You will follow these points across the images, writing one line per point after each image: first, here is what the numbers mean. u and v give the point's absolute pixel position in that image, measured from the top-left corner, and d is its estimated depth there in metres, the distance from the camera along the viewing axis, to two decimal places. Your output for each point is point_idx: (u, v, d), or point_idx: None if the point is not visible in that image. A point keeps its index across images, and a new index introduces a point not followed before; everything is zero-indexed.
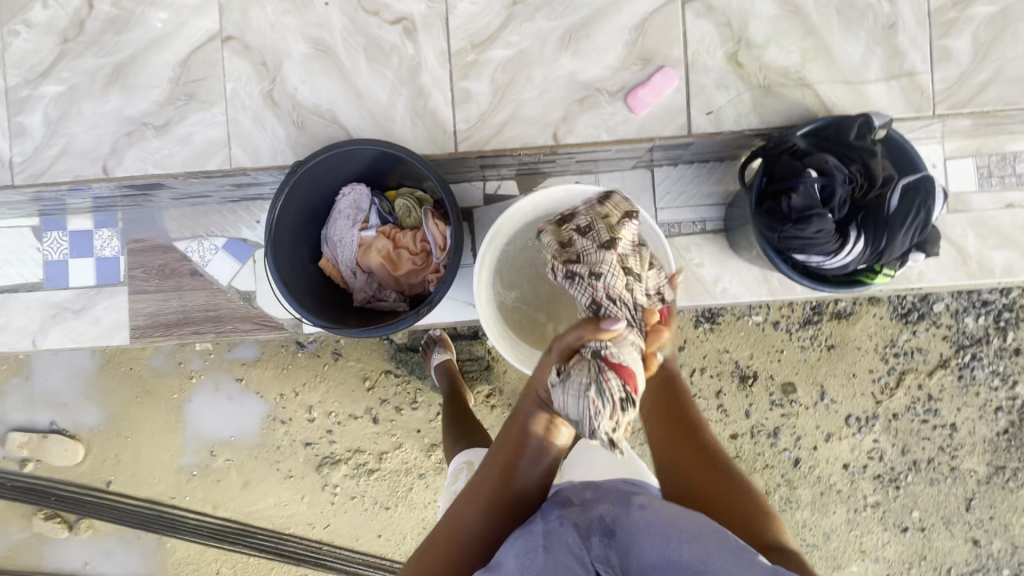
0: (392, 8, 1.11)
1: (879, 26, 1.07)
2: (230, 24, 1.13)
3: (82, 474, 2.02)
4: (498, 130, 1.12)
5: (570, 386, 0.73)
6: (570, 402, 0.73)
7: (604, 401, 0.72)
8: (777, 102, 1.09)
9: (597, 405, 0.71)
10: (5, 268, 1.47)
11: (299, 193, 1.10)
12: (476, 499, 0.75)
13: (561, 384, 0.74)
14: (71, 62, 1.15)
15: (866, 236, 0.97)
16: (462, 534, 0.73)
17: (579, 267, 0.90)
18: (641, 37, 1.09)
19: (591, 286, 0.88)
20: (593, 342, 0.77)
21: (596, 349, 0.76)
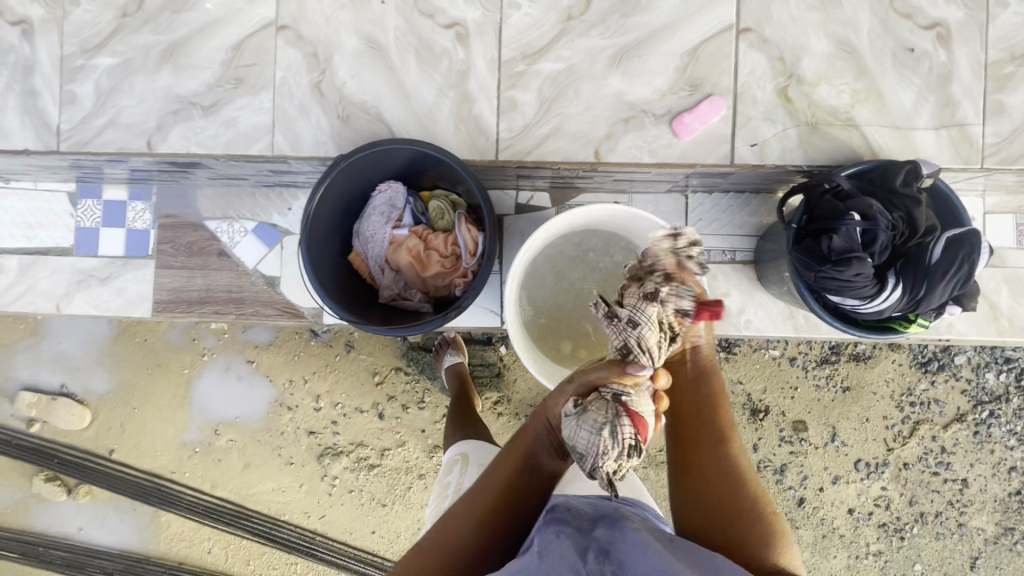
0: (447, 13, 1.12)
1: (933, 74, 1.06)
2: (286, 13, 1.15)
3: (86, 440, 2.04)
4: (540, 142, 1.12)
5: (586, 422, 0.74)
6: (579, 436, 0.74)
7: (614, 443, 0.72)
8: (824, 140, 1.08)
9: (606, 446, 0.72)
10: (38, 231, 1.48)
11: (338, 186, 1.11)
12: (476, 507, 0.74)
13: (577, 417, 0.75)
14: (128, 36, 1.17)
15: (904, 283, 0.96)
16: (452, 545, 0.71)
17: (620, 310, 0.90)
18: (692, 64, 1.09)
19: (624, 330, 0.88)
20: (616, 385, 0.77)
21: (617, 393, 0.76)
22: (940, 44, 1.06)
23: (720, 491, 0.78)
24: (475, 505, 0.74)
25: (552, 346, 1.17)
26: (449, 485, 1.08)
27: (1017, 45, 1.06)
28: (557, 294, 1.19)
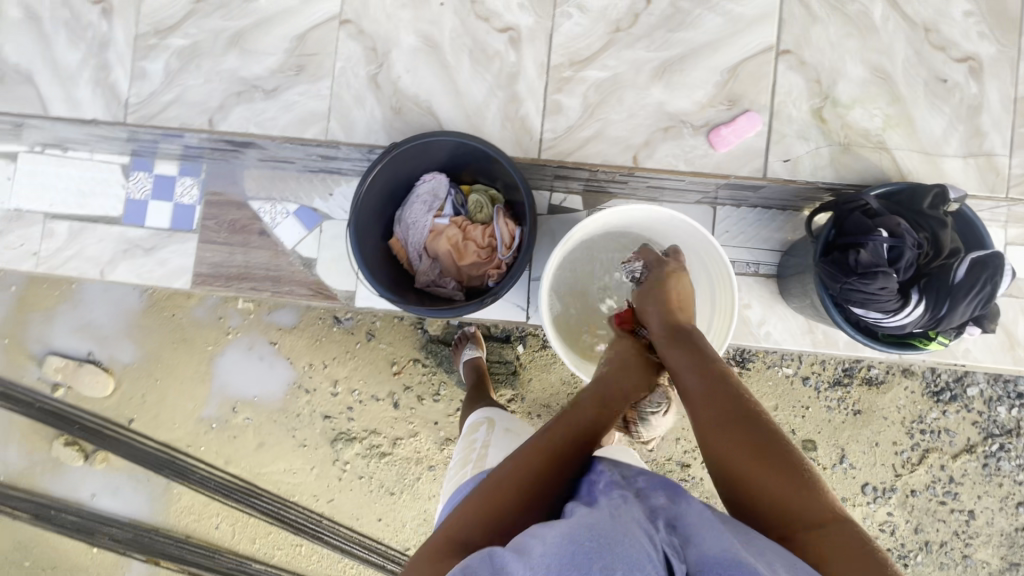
0: (502, 18, 1.19)
1: (964, 105, 1.11)
2: (350, 8, 1.21)
3: (108, 408, 2.05)
4: (581, 145, 1.17)
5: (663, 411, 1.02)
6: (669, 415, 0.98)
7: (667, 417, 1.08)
8: (854, 161, 1.12)
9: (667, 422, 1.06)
10: (89, 199, 1.55)
11: (387, 173, 1.16)
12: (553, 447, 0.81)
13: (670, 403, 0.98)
14: (199, 20, 1.24)
15: (926, 301, 1.00)
16: (528, 481, 0.77)
17: None
18: (732, 80, 1.14)
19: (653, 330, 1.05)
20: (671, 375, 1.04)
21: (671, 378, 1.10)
22: (971, 77, 1.11)
23: (738, 467, 0.70)
24: (554, 447, 0.81)
25: (575, 337, 1.23)
26: (475, 442, 1.11)
27: None
28: (584, 290, 1.24)
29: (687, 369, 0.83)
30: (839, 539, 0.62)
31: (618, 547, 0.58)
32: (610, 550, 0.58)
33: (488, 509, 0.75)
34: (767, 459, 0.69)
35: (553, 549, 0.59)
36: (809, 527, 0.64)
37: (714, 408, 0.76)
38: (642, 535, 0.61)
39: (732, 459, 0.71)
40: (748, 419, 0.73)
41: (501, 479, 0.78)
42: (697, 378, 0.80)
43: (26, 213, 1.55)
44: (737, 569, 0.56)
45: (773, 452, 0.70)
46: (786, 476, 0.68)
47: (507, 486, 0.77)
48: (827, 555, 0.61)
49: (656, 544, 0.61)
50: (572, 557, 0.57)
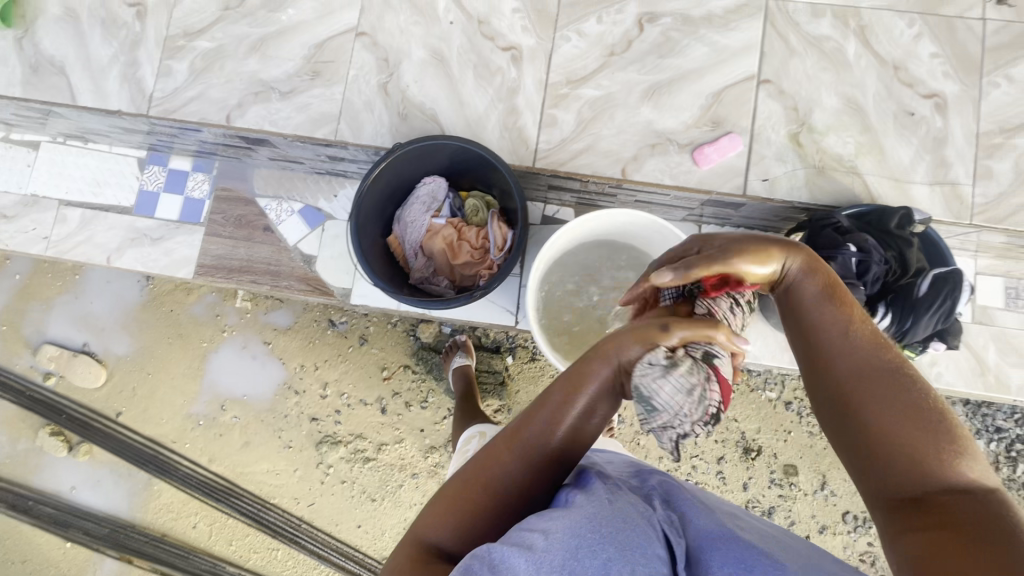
0: (505, 38, 1.29)
1: (929, 137, 1.19)
2: (366, 22, 1.31)
3: (98, 399, 2.03)
4: (573, 156, 1.25)
5: (678, 380, 0.67)
6: (665, 396, 0.67)
7: (699, 406, 0.68)
8: (828, 183, 1.20)
9: (690, 408, 0.68)
10: (103, 189, 1.61)
11: (392, 172, 1.24)
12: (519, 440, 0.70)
13: (665, 371, 0.67)
14: (226, 26, 1.34)
15: (893, 313, 1.06)
16: (496, 482, 0.69)
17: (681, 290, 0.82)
18: (716, 104, 1.23)
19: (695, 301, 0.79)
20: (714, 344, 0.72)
21: (708, 353, 0.70)
22: (937, 111, 1.20)
23: (868, 416, 0.59)
24: (518, 442, 0.70)
25: (559, 338, 1.27)
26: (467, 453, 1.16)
27: (1006, 121, 1.19)
28: (570, 293, 1.29)
29: (817, 303, 0.68)
30: (979, 512, 0.52)
31: (621, 533, 0.58)
32: (614, 537, 0.57)
33: (465, 519, 0.68)
34: (907, 415, 0.57)
35: (556, 540, 0.57)
36: (938, 491, 0.54)
37: (848, 352, 0.63)
38: (640, 514, 0.62)
39: (865, 408, 0.59)
40: (894, 370, 0.60)
41: (469, 476, 0.70)
42: (828, 316, 0.66)
43: (42, 199, 1.62)
44: (739, 549, 0.58)
45: (915, 410, 0.58)
46: (926, 435, 0.56)
47: (476, 487, 0.69)
48: (964, 527, 0.50)
49: (655, 525, 0.61)
50: (578, 549, 0.56)
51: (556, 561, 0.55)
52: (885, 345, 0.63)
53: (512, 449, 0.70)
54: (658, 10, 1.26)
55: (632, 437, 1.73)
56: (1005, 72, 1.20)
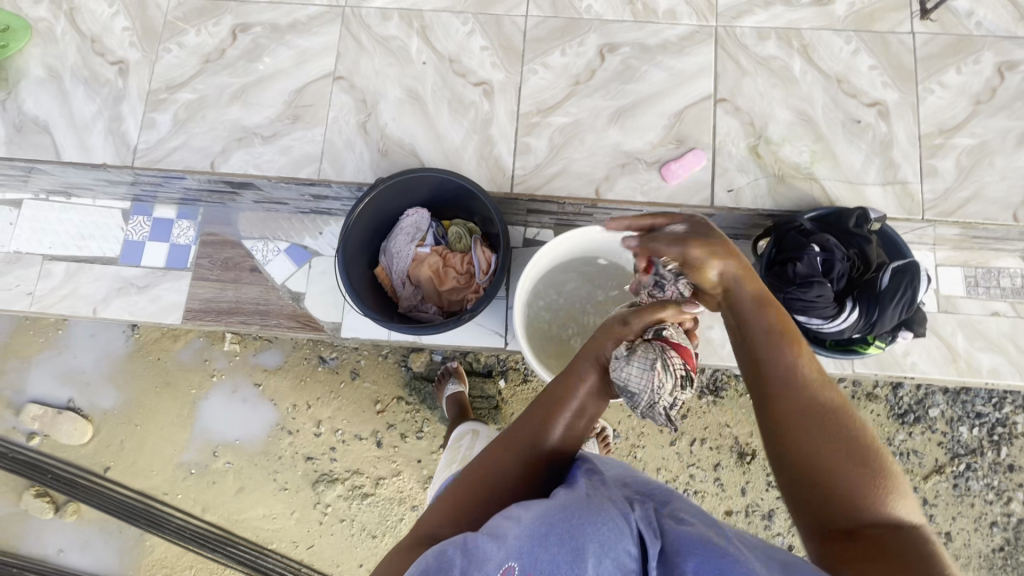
0: (476, 74, 1.36)
1: (877, 142, 1.28)
2: (343, 67, 1.38)
3: (84, 455, 1.99)
4: (549, 180, 1.31)
5: (637, 359, 0.81)
6: (634, 377, 0.80)
7: (667, 374, 0.82)
8: (788, 190, 1.27)
9: (662, 378, 0.81)
10: (88, 241, 1.63)
11: (374, 207, 1.28)
12: (513, 440, 0.77)
13: (628, 357, 0.81)
14: (207, 78, 1.40)
15: (860, 307, 1.11)
16: (491, 475, 0.74)
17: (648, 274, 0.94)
18: (678, 123, 1.31)
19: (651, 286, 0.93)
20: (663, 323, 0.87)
21: (658, 330, 0.87)
22: (881, 118, 1.29)
23: (815, 451, 0.62)
24: (513, 440, 0.76)
25: (549, 354, 1.30)
26: (459, 448, 1.20)
27: (944, 122, 1.28)
28: (556, 309, 1.33)
29: (762, 333, 0.70)
30: (924, 550, 0.55)
31: (592, 528, 0.60)
32: (583, 529, 0.60)
33: (457, 508, 0.71)
34: (848, 449, 0.61)
35: (530, 527, 0.61)
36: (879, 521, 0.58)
37: (795, 380, 0.66)
38: (619, 514, 0.63)
39: (810, 442, 0.62)
40: (834, 405, 0.64)
41: (465, 475, 0.75)
42: (773, 345, 0.69)
43: (25, 256, 1.62)
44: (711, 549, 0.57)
45: (855, 441, 0.62)
46: (865, 468, 0.60)
47: (474, 479, 0.74)
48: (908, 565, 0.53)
49: (631, 523, 0.62)
50: (549, 536, 0.60)
51: (527, 545, 0.59)
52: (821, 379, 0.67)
53: (506, 446, 0.76)
54: (617, 41, 1.35)
55: (629, 451, 1.75)
56: (937, 79, 1.30)
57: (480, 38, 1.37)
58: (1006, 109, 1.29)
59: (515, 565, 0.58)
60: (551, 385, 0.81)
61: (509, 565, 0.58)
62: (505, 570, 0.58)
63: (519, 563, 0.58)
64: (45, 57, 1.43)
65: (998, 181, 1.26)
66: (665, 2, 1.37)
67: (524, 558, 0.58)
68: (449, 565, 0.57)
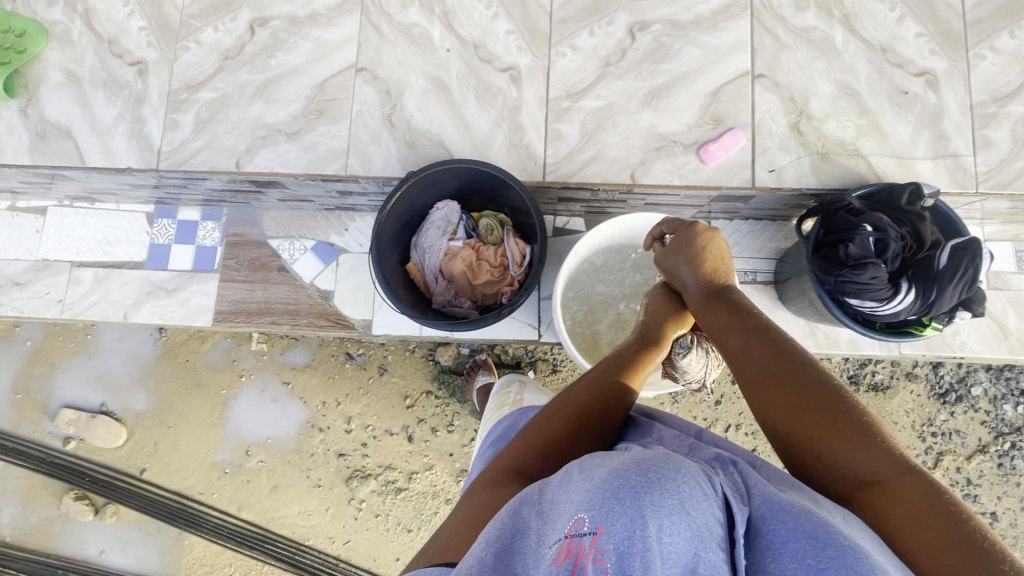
0: (503, 59, 1.32)
1: (926, 113, 1.22)
2: (365, 58, 1.34)
3: (119, 458, 2.01)
4: (582, 166, 1.27)
5: None
6: None
7: None
8: (833, 168, 1.22)
9: None
10: (114, 246, 1.62)
11: (403, 201, 1.24)
12: (597, 390, 0.88)
13: None
14: (227, 75, 1.37)
15: (916, 288, 1.07)
16: (575, 414, 0.86)
17: None
18: (715, 102, 1.26)
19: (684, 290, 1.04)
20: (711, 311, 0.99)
21: None
22: (929, 88, 1.23)
23: (793, 428, 0.70)
24: (598, 388, 0.88)
25: (587, 344, 1.28)
26: (507, 393, 1.34)
27: (997, 90, 1.22)
28: (593, 299, 1.30)
29: (725, 329, 0.83)
30: (910, 495, 0.60)
31: (673, 484, 0.59)
32: (662, 484, 0.58)
33: (544, 438, 0.84)
34: (821, 419, 0.68)
35: (601, 485, 0.62)
36: (866, 474, 0.63)
37: (762, 363, 0.77)
38: (703, 477, 0.62)
39: (785, 421, 0.72)
40: (799, 377, 0.73)
41: (544, 416, 0.88)
42: (735, 341, 0.81)
43: (53, 263, 1.62)
44: (801, 515, 0.57)
45: (826, 407, 0.69)
46: (840, 428, 0.67)
47: (560, 418, 0.86)
48: (897, 520, 0.59)
49: (716, 486, 0.61)
50: (620, 490, 0.59)
51: (596, 499, 0.60)
52: (783, 358, 0.76)
53: (591, 393, 0.88)
54: (648, 18, 1.30)
55: None
56: (989, 44, 1.23)
57: (505, 22, 1.33)
58: None
59: (585, 517, 0.59)
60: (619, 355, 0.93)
61: (580, 519, 0.59)
62: (576, 523, 0.59)
63: (589, 514, 0.59)
64: (64, 61, 1.40)
65: None
66: None
67: (594, 510, 0.59)
68: (526, 526, 0.64)
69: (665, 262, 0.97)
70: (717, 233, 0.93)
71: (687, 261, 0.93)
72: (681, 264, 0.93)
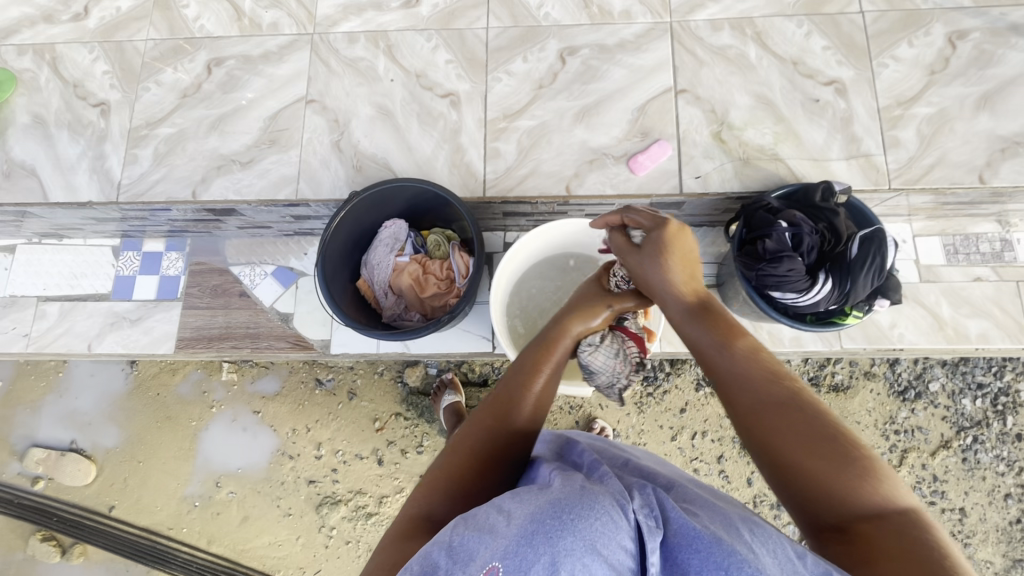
0: (443, 86, 1.40)
1: (838, 118, 1.31)
2: (315, 90, 1.43)
3: (88, 496, 1.95)
4: (520, 181, 1.34)
5: (606, 347, 1.03)
6: (598, 361, 1.03)
7: (624, 362, 1.07)
8: (755, 172, 1.29)
9: (620, 366, 1.06)
10: (80, 280, 1.66)
11: (349, 222, 1.30)
12: (500, 409, 0.81)
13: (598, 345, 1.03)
14: (185, 112, 1.45)
15: (833, 278, 1.12)
16: (479, 441, 0.79)
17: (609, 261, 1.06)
18: (641, 117, 1.34)
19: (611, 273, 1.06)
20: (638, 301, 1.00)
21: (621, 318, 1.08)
22: (839, 95, 1.32)
23: (790, 459, 0.63)
24: (501, 407, 0.81)
25: None
26: None
27: (901, 95, 1.31)
28: (537, 309, 1.34)
29: (712, 346, 0.73)
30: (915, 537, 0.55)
31: (584, 523, 0.55)
32: (574, 525, 0.55)
33: (450, 472, 0.77)
34: (822, 452, 0.61)
35: (516, 527, 0.56)
36: (867, 522, 0.58)
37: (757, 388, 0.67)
38: (615, 508, 0.58)
39: (782, 451, 0.63)
40: (800, 408, 0.65)
41: (447, 447, 0.81)
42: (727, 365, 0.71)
43: (21, 298, 1.66)
44: (715, 544, 0.55)
45: (827, 437, 0.62)
46: (842, 470, 0.60)
47: (464, 449, 0.79)
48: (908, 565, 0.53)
49: (629, 515, 0.58)
50: (534, 536, 0.54)
51: (511, 544, 0.54)
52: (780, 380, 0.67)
53: (494, 413, 0.81)
54: (577, 43, 1.40)
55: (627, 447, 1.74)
56: (891, 53, 1.33)
57: (445, 52, 1.42)
58: (962, 77, 1.31)
59: (498, 565, 0.52)
60: (523, 360, 0.86)
61: (494, 566, 0.53)
62: (488, 571, 0.52)
63: (503, 563, 0.52)
64: (31, 105, 1.49)
65: (961, 146, 1.27)
66: (620, 3, 1.41)
67: (509, 558, 0.52)
68: (435, 570, 0.55)
69: (634, 263, 0.87)
70: (688, 233, 0.84)
71: (666, 266, 0.83)
72: (653, 268, 0.83)
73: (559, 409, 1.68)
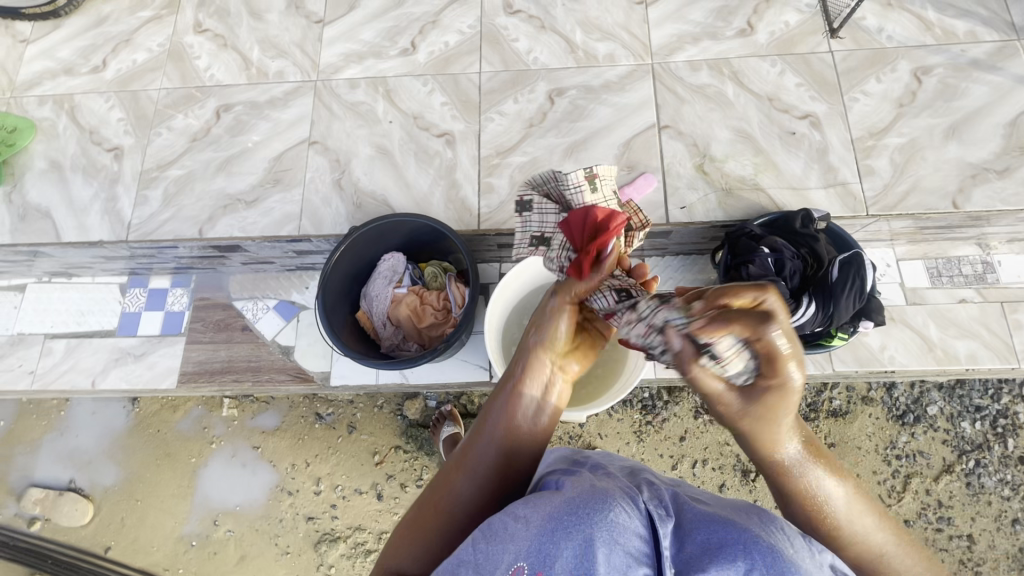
0: (439, 126, 1.48)
1: (813, 149, 1.37)
2: (317, 132, 1.51)
3: (85, 538, 1.90)
4: (513, 215, 1.40)
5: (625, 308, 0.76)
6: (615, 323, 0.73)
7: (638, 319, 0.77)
8: (737, 201, 1.35)
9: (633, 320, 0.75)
10: (87, 316, 1.71)
11: (349, 254, 1.34)
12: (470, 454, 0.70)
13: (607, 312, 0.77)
14: (194, 155, 1.53)
15: (816, 301, 1.16)
16: (449, 494, 0.68)
17: None
18: (627, 151, 1.41)
19: None
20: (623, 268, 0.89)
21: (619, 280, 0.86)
22: (814, 128, 1.39)
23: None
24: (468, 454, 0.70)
25: None
26: None
27: (872, 126, 1.38)
28: None
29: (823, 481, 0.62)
30: None
31: (598, 514, 0.53)
32: (589, 514, 0.53)
33: (416, 530, 0.68)
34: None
35: (535, 526, 0.54)
36: None
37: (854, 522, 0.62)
38: (626, 500, 0.57)
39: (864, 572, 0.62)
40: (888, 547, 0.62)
41: (416, 500, 0.71)
42: (830, 523, 0.62)
43: (28, 336, 1.70)
44: (729, 525, 0.55)
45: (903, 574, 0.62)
46: None
47: (432, 502, 0.69)
48: None
49: (640, 506, 0.57)
50: (554, 531, 0.52)
51: (532, 541, 0.52)
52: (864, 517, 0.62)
53: (460, 464, 0.70)
54: (564, 85, 1.48)
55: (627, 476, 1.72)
56: (860, 88, 1.41)
57: (440, 95, 1.51)
58: (928, 109, 1.38)
59: (524, 565, 0.51)
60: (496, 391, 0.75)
61: (519, 567, 0.51)
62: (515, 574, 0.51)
63: (528, 562, 0.51)
64: (48, 151, 1.57)
65: (932, 173, 1.33)
66: (604, 48, 1.51)
67: (532, 556, 0.51)
68: None
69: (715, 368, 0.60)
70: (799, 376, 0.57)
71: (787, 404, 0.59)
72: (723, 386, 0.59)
73: (559, 439, 1.67)
